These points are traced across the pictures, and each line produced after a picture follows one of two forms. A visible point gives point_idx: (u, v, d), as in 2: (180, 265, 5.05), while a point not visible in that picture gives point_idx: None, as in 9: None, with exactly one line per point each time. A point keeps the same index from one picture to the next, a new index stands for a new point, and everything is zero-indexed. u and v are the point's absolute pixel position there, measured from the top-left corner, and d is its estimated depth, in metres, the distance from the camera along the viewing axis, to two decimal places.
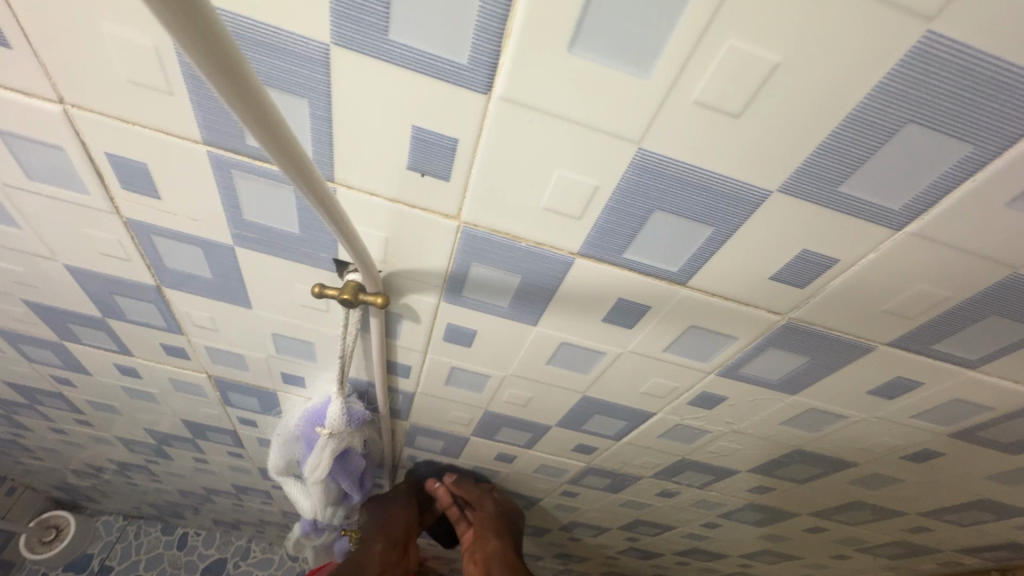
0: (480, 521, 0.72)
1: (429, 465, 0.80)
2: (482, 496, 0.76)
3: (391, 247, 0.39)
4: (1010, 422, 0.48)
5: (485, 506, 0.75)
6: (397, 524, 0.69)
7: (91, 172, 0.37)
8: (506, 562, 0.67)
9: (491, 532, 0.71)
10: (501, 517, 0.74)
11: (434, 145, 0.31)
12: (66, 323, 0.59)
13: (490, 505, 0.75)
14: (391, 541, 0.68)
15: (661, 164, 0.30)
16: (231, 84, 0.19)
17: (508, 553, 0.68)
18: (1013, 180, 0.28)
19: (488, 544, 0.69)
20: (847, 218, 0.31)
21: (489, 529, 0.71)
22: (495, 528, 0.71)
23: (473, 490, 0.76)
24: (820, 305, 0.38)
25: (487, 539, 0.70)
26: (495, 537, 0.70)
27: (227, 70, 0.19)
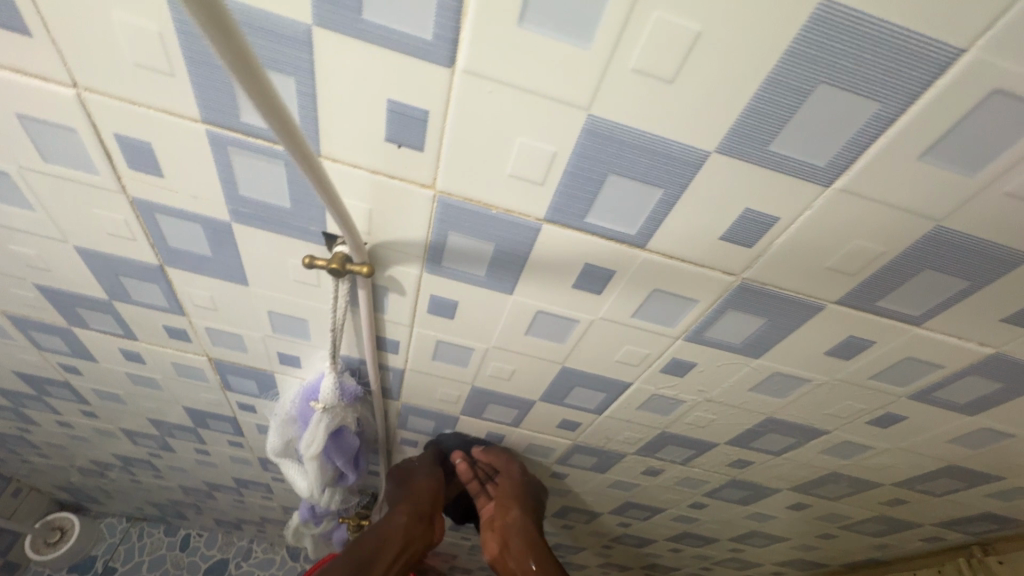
0: (502, 490, 0.71)
1: (455, 436, 0.78)
2: (508, 463, 0.75)
3: (375, 218, 0.43)
4: (961, 380, 0.51)
5: (511, 473, 0.74)
6: (421, 494, 0.68)
7: (100, 153, 0.41)
8: (526, 533, 0.67)
9: (512, 500, 0.70)
10: (524, 485, 0.73)
11: (408, 117, 0.35)
12: (74, 307, 0.63)
13: (515, 474, 0.74)
14: (416, 512, 0.67)
15: (609, 129, 0.34)
16: (242, 67, 0.22)
17: (528, 525, 0.68)
18: (921, 135, 0.31)
19: (507, 513, 0.69)
20: (782, 177, 0.35)
21: (511, 499, 0.71)
22: (517, 497, 0.70)
23: (498, 458, 0.75)
24: (768, 264, 0.42)
25: (507, 508, 0.70)
26: (515, 507, 0.70)
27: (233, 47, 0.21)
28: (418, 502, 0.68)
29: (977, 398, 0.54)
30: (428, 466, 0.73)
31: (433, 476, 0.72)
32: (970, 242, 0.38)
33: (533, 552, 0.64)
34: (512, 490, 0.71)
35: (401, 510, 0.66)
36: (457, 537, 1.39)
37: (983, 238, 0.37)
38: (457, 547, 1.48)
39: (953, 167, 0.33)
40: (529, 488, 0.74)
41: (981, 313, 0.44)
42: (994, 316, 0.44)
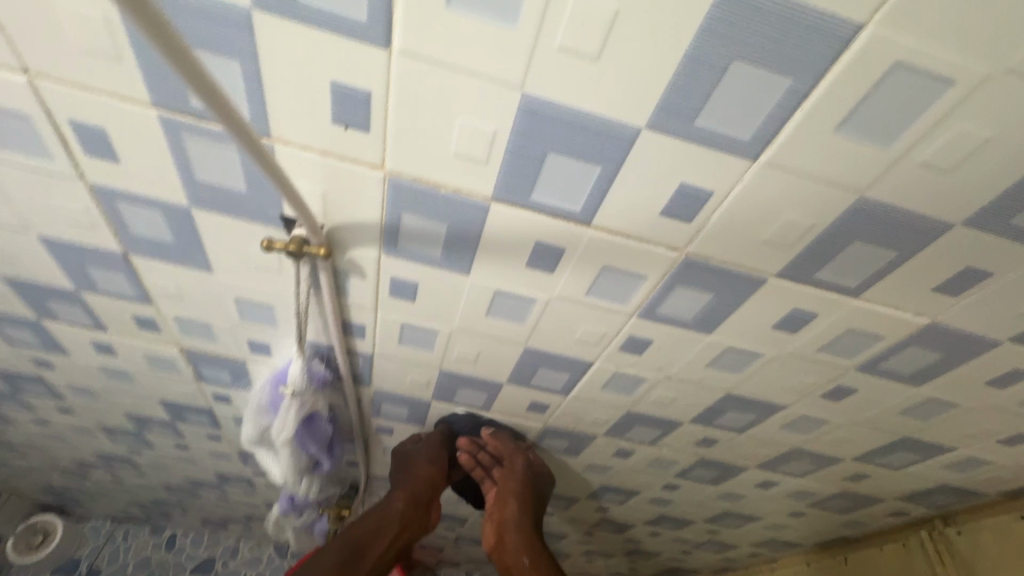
0: (504, 485, 0.71)
1: (467, 418, 0.76)
2: (514, 453, 0.73)
3: (329, 200, 0.44)
4: (902, 350, 0.54)
5: (516, 465, 0.73)
6: (419, 483, 0.69)
7: (56, 139, 0.42)
8: (522, 530, 0.69)
9: (512, 495, 0.70)
10: (527, 480, 0.72)
11: (351, 98, 0.36)
12: (43, 299, 0.63)
13: (519, 467, 0.72)
14: (414, 500, 0.68)
15: (543, 107, 0.35)
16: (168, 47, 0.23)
17: (524, 522, 0.69)
18: (833, 108, 0.33)
19: (505, 507, 0.70)
20: (711, 151, 0.37)
21: (512, 494, 0.71)
22: (517, 492, 0.71)
23: (503, 448, 0.73)
24: (708, 238, 0.43)
25: (506, 502, 0.70)
26: (514, 501, 0.70)
27: (159, 32, 0.22)
28: (417, 492, 0.68)
29: (920, 368, 0.56)
30: (430, 451, 0.72)
31: (433, 466, 0.71)
32: (892, 212, 0.40)
33: (528, 550, 0.67)
34: (514, 485, 0.71)
35: (399, 496, 0.67)
36: (442, 529, 1.40)
37: (904, 209, 0.40)
38: (442, 540, 1.49)
39: (867, 138, 0.35)
40: (532, 482, 0.74)
41: (913, 283, 0.46)
42: (925, 286, 0.46)
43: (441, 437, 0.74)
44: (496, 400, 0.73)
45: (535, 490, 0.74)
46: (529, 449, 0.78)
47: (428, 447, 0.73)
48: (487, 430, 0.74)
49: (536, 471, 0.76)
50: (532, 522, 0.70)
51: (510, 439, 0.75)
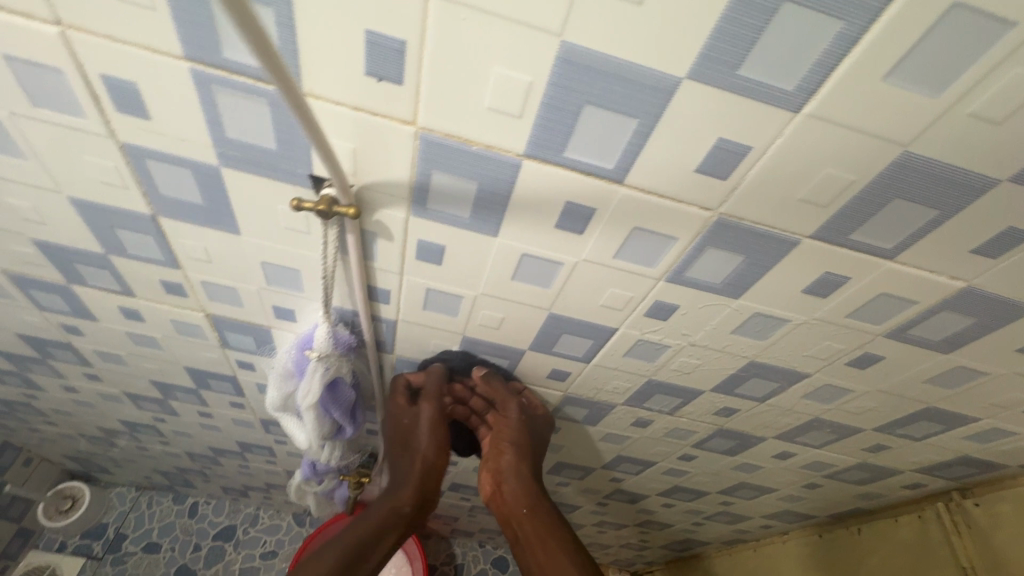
0: (499, 434, 0.70)
1: (461, 356, 0.72)
2: (507, 398, 0.70)
3: (360, 158, 0.44)
4: (934, 316, 0.53)
5: (510, 411, 0.70)
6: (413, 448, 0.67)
7: (87, 94, 0.42)
8: (520, 478, 0.67)
9: (508, 444, 0.69)
10: (523, 426, 0.70)
11: (386, 49, 0.36)
12: (72, 263, 0.64)
13: (514, 412, 0.69)
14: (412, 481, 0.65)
15: (582, 55, 0.34)
16: None
17: (523, 472, 0.68)
18: (884, 53, 0.32)
19: (502, 457, 0.69)
20: (753, 102, 0.36)
21: (508, 445, 0.69)
22: (513, 440, 0.69)
23: (495, 393, 0.70)
24: (742, 197, 0.43)
25: (503, 452, 0.69)
26: (511, 451, 0.69)
27: None
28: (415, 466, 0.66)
29: (951, 335, 0.55)
30: (430, 417, 0.67)
31: (430, 442, 0.67)
32: (936, 166, 0.39)
33: (528, 498, 0.66)
34: (510, 433, 0.69)
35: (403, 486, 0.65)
36: (457, 499, 1.43)
37: (949, 164, 0.39)
38: (456, 510, 1.52)
39: (916, 87, 0.34)
40: (529, 427, 0.71)
41: (952, 244, 0.45)
42: (964, 247, 0.45)
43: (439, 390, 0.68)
44: (517, 367, 0.73)
45: (533, 435, 0.72)
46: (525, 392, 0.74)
47: (427, 403, 0.68)
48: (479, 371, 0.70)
49: (533, 415, 0.73)
50: (532, 472, 0.69)
51: (502, 383, 0.71)
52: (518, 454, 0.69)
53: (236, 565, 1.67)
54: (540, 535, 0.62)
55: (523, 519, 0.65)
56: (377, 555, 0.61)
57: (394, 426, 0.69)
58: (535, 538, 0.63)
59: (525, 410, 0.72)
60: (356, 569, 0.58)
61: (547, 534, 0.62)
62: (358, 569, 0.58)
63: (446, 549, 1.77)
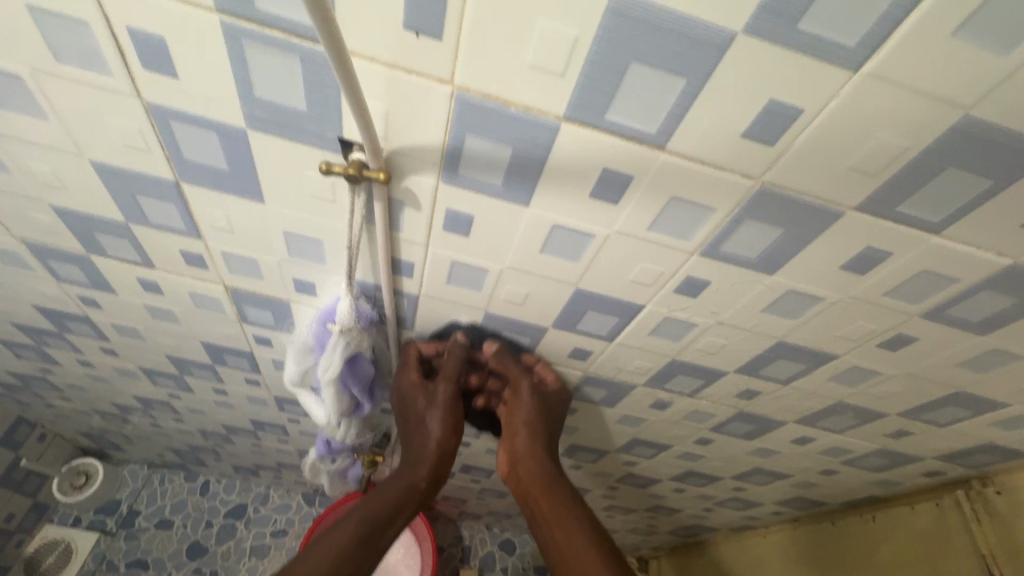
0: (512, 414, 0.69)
1: (471, 329, 0.71)
2: (519, 376, 0.69)
3: (393, 120, 0.42)
4: (974, 295, 0.52)
5: (522, 390, 0.69)
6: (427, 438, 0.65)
7: (113, 50, 0.41)
8: (535, 458, 0.66)
9: (522, 424, 0.68)
10: (537, 406, 0.69)
11: (427, 0, 0.34)
12: (92, 232, 0.63)
13: (526, 391, 0.69)
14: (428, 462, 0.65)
15: (633, 8, 0.33)
16: None
17: (537, 452, 0.67)
18: (957, 6, 0.31)
19: (516, 438, 0.68)
20: (810, 60, 0.34)
21: (522, 424, 0.68)
22: (527, 420, 0.68)
23: (506, 369, 0.69)
24: (788, 165, 0.41)
25: (517, 432, 0.69)
26: (524, 430, 0.68)
27: None
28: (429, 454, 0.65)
29: (990, 315, 0.54)
30: (447, 398, 0.67)
31: (445, 424, 0.66)
32: (997, 133, 0.37)
33: (544, 476, 0.65)
34: (523, 412, 0.68)
35: (416, 467, 0.64)
36: (467, 481, 1.43)
37: (1012, 130, 0.37)
38: (465, 492, 1.52)
39: (987, 45, 0.32)
40: (544, 406, 0.70)
41: (1003, 218, 0.44)
42: (1015, 222, 0.44)
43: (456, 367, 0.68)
44: (539, 345, 0.72)
45: (548, 412, 0.71)
46: (539, 366, 0.73)
47: (443, 381, 0.68)
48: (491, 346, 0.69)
49: (548, 392, 0.71)
50: (547, 452, 0.68)
51: (515, 358, 0.71)
52: (532, 434, 0.68)
53: (247, 543, 1.69)
54: (556, 514, 0.62)
55: (539, 497, 0.64)
56: (391, 535, 0.60)
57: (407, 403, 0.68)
58: (551, 517, 0.62)
59: (539, 387, 0.71)
60: (371, 548, 0.57)
61: (562, 513, 0.62)
62: (373, 549, 0.57)
63: (454, 531, 1.78)
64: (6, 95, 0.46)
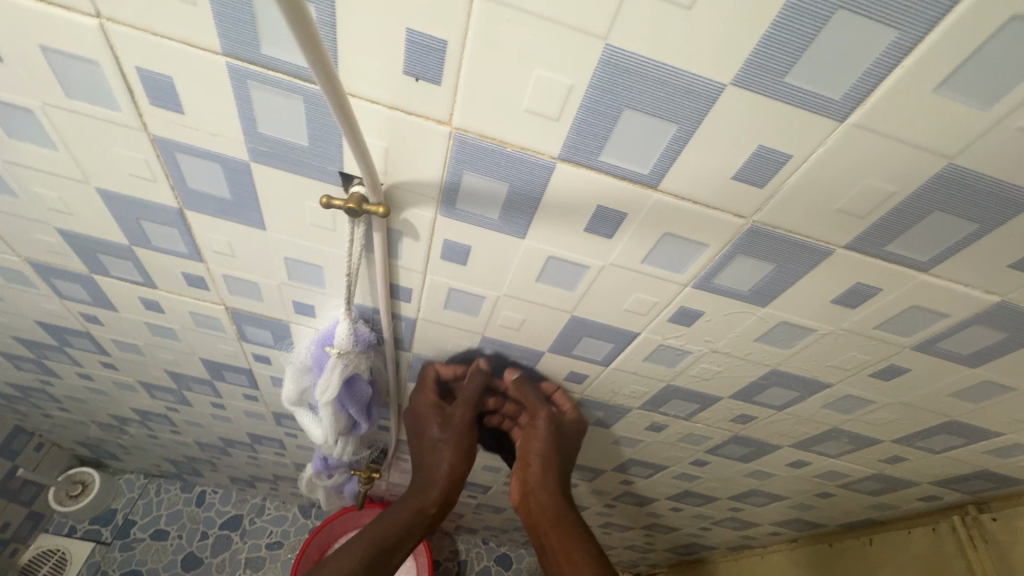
0: (529, 441, 0.69)
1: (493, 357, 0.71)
2: (537, 407, 0.68)
3: (393, 156, 0.43)
4: (964, 330, 0.52)
5: (539, 421, 0.68)
6: (442, 468, 0.65)
7: (122, 87, 0.42)
8: (550, 493, 0.66)
9: (537, 455, 0.68)
10: (553, 436, 0.68)
11: (427, 48, 0.36)
12: (95, 253, 0.64)
13: (547, 417, 0.68)
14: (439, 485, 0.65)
15: (625, 60, 0.34)
16: None
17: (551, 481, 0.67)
18: (939, 64, 0.32)
19: (528, 469, 0.68)
20: (796, 110, 0.35)
21: (539, 454, 0.68)
22: (543, 451, 0.68)
23: (528, 399, 0.69)
24: (778, 206, 0.42)
25: (531, 462, 0.68)
26: (540, 459, 0.68)
27: None
28: (443, 483, 0.64)
29: (981, 349, 0.55)
30: (461, 423, 0.66)
31: (456, 451, 0.66)
32: (980, 181, 0.38)
33: (555, 512, 0.65)
34: (538, 441, 0.68)
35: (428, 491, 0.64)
36: (463, 496, 1.43)
37: (994, 177, 0.38)
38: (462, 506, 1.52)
39: (968, 100, 0.33)
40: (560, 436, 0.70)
41: (989, 259, 0.44)
42: (1001, 262, 0.44)
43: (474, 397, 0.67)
44: (535, 369, 0.73)
45: (564, 441, 0.70)
46: (557, 394, 0.73)
47: (459, 406, 0.67)
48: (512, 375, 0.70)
49: (564, 423, 0.71)
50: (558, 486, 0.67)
51: (535, 389, 0.71)
52: (548, 464, 0.68)
53: (242, 554, 1.69)
54: (565, 550, 0.62)
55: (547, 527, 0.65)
56: (400, 554, 0.62)
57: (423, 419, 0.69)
58: (561, 549, 0.63)
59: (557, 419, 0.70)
60: (381, 567, 0.59)
61: (573, 548, 0.62)
62: (382, 567, 0.59)
63: (450, 545, 1.77)
64: (16, 126, 0.47)
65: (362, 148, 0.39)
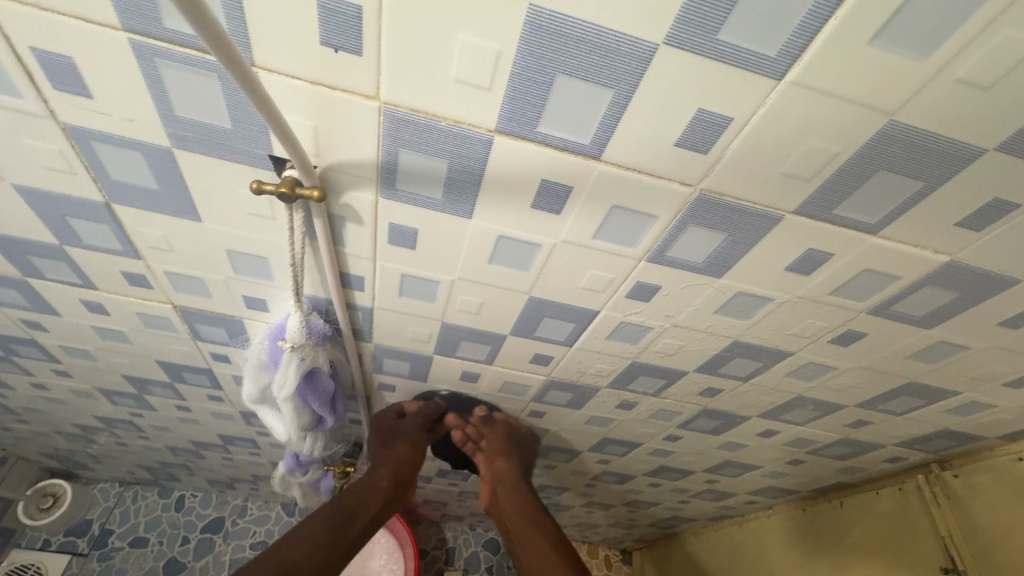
0: (493, 445, 0.80)
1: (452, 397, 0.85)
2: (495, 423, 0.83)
3: (322, 136, 0.41)
4: (917, 291, 0.53)
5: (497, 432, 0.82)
6: (404, 460, 0.74)
7: (20, 71, 0.39)
8: (513, 483, 0.77)
9: (500, 458, 0.79)
10: (510, 440, 0.82)
11: (342, 16, 0.33)
12: (25, 255, 0.61)
13: (501, 429, 0.82)
14: (402, 471, 0.73)
15: (552, 20, 0.32)
16: None
17: (514, 474, 0.78)
18: (872, 15, 0.31)
19: (495, 465, 0.79)
20: (732, 70, 0.34)
21: (502, 452, 0.80)
22: (504, 450, 0.80)
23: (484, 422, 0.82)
24: (723, 172, 0.41)
25: (496, 460, 0.79)
26: (503, 459, 0.79)
27: None
28: (402, 468, 0.73)
29: (934, 309, 0.55)
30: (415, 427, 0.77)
31: (416, 443, 0.76)
32: (921, 137, 0.38)
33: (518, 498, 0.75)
34: (498, 448, 0.80)
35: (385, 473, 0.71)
36: (446, 485, 1.42)
37: (934, 134, 0.37)
38: (446, 495, 1.52)
39: (903, 52, 0.32)
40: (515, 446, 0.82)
41: (936, 217, 0.44)
42: (947, 220, 0.44)
43: (426, 420, 0.79)
44: (500, 353, 0.72)
45: (520, 448, 0.83)
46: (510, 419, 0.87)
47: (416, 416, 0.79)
48: (480, 410, 0.84)
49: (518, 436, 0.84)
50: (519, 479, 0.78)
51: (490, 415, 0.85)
52: (511, 461, 0.79)
53: (225, 556, 1.67)
54: (527, 530, 0.70)
55: (511, 514, 0.74)
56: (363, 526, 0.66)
57: (383, 431, 0.77)
58: (523, 530, 0.71)
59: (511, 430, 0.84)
60: (347, 531, 0.63)
61: (534, 527, 0.70)
62: (346, 534, 0.63)
63: (437, 534, 1.78)
64: None
65: (284, 129, 0.37)
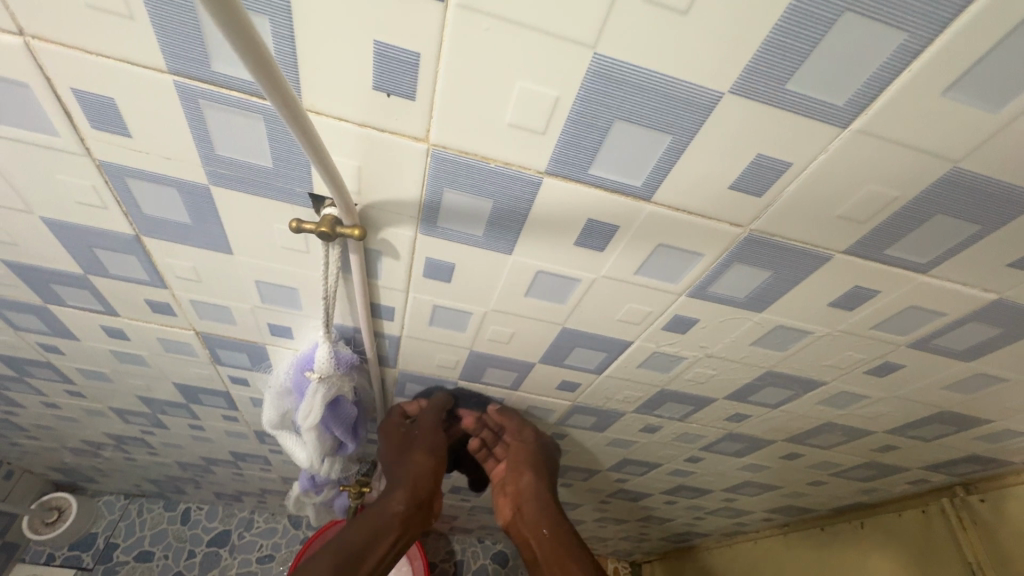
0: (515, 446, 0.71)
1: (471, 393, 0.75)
2: (520, 425, 0.73)
3: (366, 177, 0.40)
4: (960, 327, 0.52)
5: (523, 438, 0.72)
6: (421, 477, 0.63)
7: (57, 110, 0.38)
8: (540, 500, 0.66)
9: (525, 470, 0.69)
10: (538, 450, 0.71)
11: (397, 62, 0.32)
12: (47, 284, 0.59)
13: (527, 436, 0.72)
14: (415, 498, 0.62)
15: (615, 69, 0.31)
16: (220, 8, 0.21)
17: (540, 492, 0.67)
18: (947, 68, 0.30)
19: (521, 479, 0.68)
20: (797, 118, 0.33)
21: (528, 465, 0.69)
22: (530, 463, 0.69)
23: (506, 421, 0.73)
24: (776, 213, 0.40)
25: (521, 474, 0.69)
26: (529, 474, 0.69)
27: None
28: (419, 486, 0.62)
29: (976, 343, 0.54)
30: (427, 431, 0.67)
31: (433, 454, 0.66)
32: (984, 183, 0.37)
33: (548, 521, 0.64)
34: (525, 459, 0.70)
35: (399, 496, 0.61)
36: (457, 500, 1.41)
37: (998, 179, 0.36)
38: (456, 509, 1.51)
39: (978, 104, 0.31)
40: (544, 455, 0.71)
41: (988, 258, 0.43)
42: (1000, 261, 0.43)
43: (438, 420, 0.69)
44: (526, 379, 0.70)
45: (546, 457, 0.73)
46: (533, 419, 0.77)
47: (427, 417, 0.69)
48: (493, 405, 0.74)
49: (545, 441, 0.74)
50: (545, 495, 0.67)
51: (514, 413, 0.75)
52: (537, 476, 0.68)
53: (232, 570, 1.65)
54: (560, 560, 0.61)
55: (538, 537, 0.64)
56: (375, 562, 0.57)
57: (395, 437, 0.69)
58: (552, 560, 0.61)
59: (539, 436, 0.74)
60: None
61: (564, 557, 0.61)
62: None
63: (445, 546, 1.76)
64: None
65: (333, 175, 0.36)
